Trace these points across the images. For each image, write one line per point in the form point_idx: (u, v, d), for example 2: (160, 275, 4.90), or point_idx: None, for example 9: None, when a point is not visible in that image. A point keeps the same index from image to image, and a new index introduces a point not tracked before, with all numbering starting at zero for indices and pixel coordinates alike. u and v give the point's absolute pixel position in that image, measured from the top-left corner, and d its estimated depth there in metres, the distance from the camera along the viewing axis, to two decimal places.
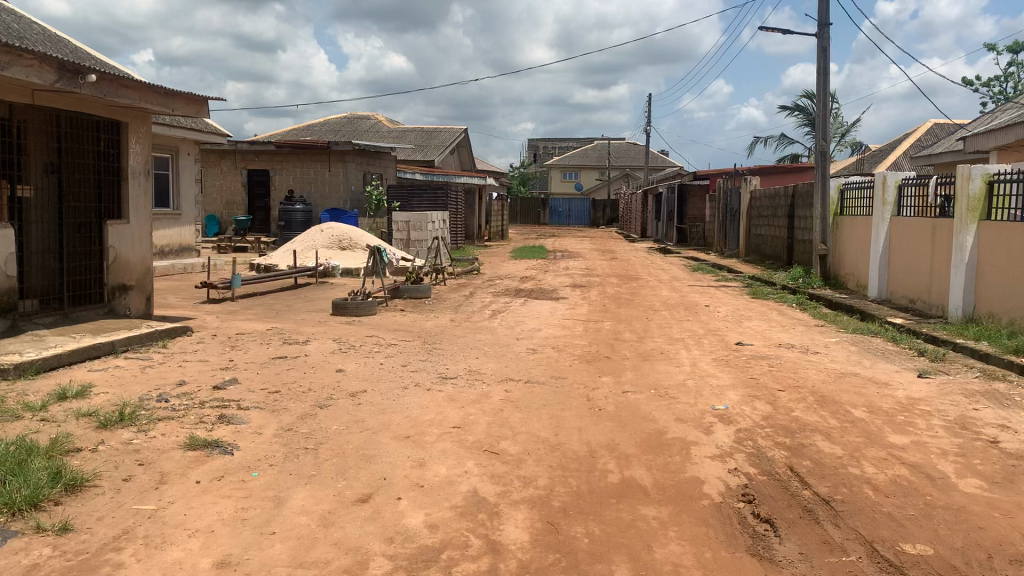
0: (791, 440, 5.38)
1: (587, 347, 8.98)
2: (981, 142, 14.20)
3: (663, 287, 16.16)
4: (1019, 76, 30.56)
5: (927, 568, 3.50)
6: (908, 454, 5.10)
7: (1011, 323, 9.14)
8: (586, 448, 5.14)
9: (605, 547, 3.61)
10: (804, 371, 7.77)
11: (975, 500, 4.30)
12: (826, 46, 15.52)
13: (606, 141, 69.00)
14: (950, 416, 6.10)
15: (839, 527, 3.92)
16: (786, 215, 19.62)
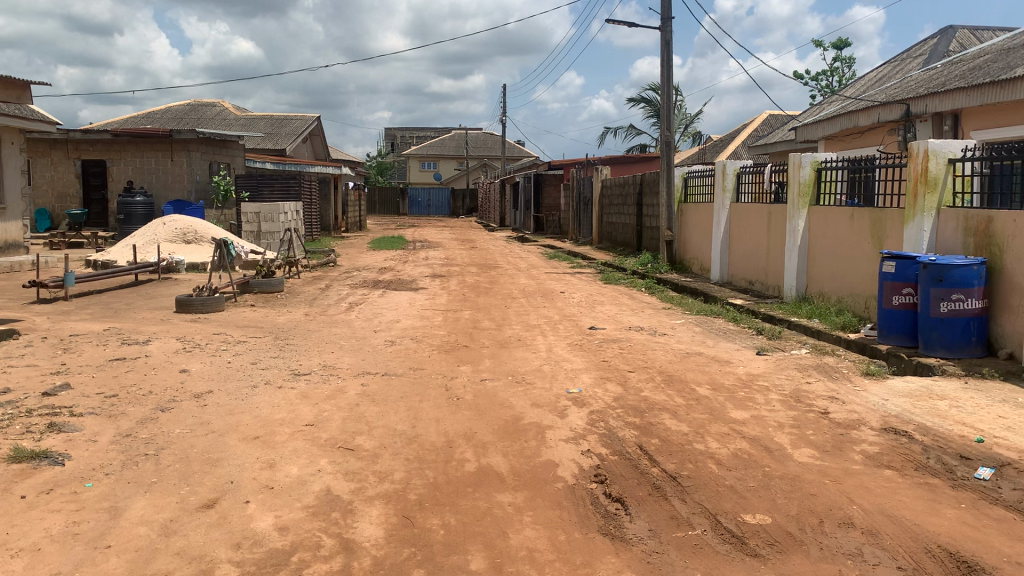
0: (641, 420, 5.56)
1: (445, 337, 8.96)
2: (811, 132, 15.14)
3: (520, 276, 16.36)
4: (843, 72, 32.70)
5: (765, 536, 3.68)
6: (748, 428, 5.37)
7: (839, 301, 9.79)
8: (443, 438, 5.11)
9: (460, 538, 3.59)
10: (652, 353, 8.05)
11: (808, 468, 4.58)
12: (669, 40, 16.10)
13: (462, 131, 69.04)
14: (785, 390, 6.48)
15: (685, 502, 4.07)
16: (635, 203, 20.27)
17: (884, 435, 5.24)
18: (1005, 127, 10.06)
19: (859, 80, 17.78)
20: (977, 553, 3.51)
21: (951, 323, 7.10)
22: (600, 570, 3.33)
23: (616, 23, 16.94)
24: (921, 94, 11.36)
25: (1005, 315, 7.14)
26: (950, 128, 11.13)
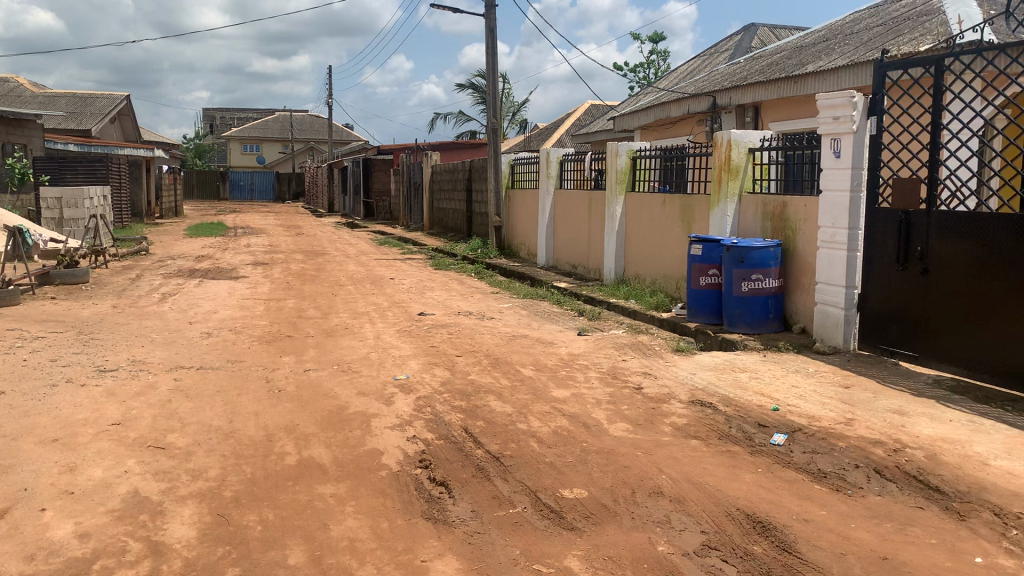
0: (466, 403, 5.62)
1: (267, 327, 8.68)
2: (628, 121, 15.78)
3: (349, 262, 16.08)
4: (659, 65, 34.23)
5: (582, 510, 3.82)
6: (569, 406, 5.55)
7: (654, 283, 10.30)
8: (263, 432, 4.96)
9: (278, 532, 3.50)
10: (479, 336, 8.15)
11: (623, 442, 4.80)
12: (494, 27, 16.27)
13: (287, 114, 66.82)
14: (603, 368, 6.75)
15: (507, 481, 4.16)
16: (464, 189, 20.39)
17: (692, 408, 5.57)
18: (798, 119, 10.89)
19: (672, 73, 18.69)
20: (770, 513, 3.81)
21: (752, 301, 7.65)
22: (421, 554, 3.35)
23: (441, 8, 16.90)
24: (726, 87, 12.10)
25: (798, 293, 7.77)
26: (752, 120, 11.93)
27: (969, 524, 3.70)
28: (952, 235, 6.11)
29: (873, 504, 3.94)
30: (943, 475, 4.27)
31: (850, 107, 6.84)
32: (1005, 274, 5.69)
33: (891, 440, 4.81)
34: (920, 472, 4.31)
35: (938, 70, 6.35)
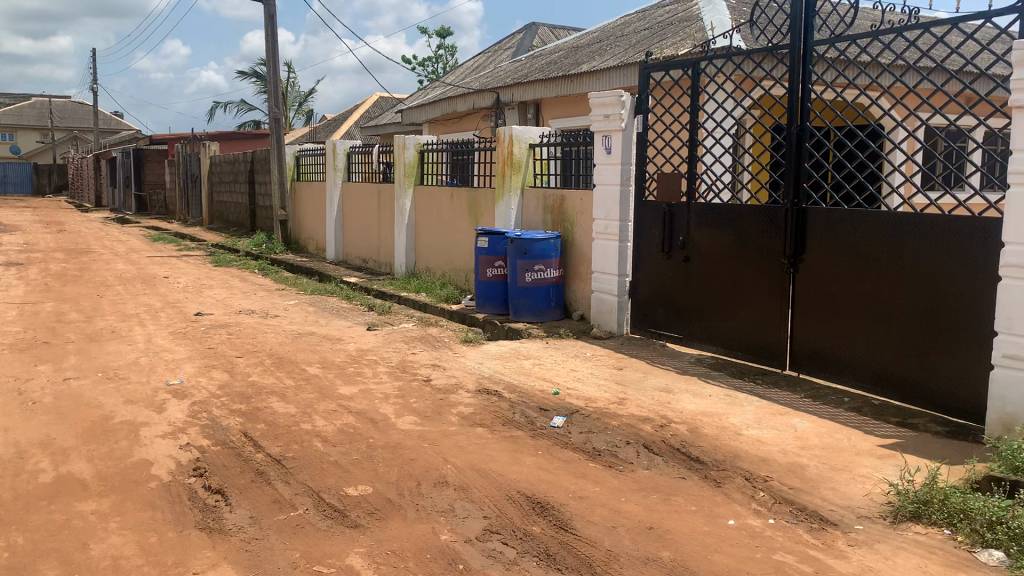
0: (246, 406, 5.40)
1: (20, 333, 7.89)
2: (416, 115, 15.79)
3: (118, 261, 14.94)
4: (446, 60, 34.53)
5: (366, 506, 3.80)
6: (355, 403, 5.49)
7: (443, 276, 10.40)
8: (13, 449, 4.50)
9: (29, 559, 3.20)
10: (262, 336, 7.86)
11: (409, 435, 4.81)
12: (274, 14, 15.71)
13: (44, 101, 60.97)
14: (391, 362, 6.74)
15: (289, 484, 4.04)
16: (247, 181, 19.55)
17: (478, 397, 5.69)
18: (576, 117, 11.37)
19: (458, 68, 18.91)
20: (548, 494, 3.96)
21: (535, 291, 7.92)
22: (194, 567, 3.19)
23: None
24: (509, 84, 12.42)
25: (577, 282, 8.15)
26: (533, 117, 12.33)
27: (723, 489, 4.04)
28: (709, 225, 6.64)
29: (642, 478, 4.21)
30: (703, 446, 4.63)
31: (618, 105, 7.21)
32: (753, 261, 6.26)
33: (659, 417, 5.16)
34: (683, 444, 4.65)
35: (694, 74, 6.86)
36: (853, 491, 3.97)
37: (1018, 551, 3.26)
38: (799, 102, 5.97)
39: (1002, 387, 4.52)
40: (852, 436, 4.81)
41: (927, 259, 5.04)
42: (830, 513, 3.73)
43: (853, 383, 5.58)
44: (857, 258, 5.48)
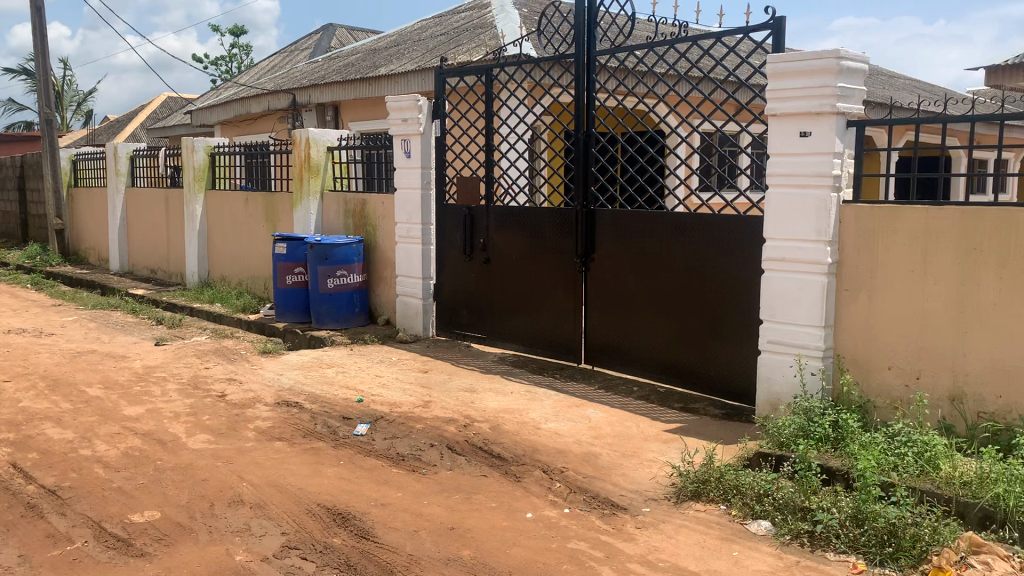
0: (14, 435, 4.93)
1: None
2: (207, 117, 15.05)
3: None
4: (241, 59, 33.16)
5: (153, 533, 3.58)
6: (141, 424, 5.16)
7: (239, 285, 9.99)
8: None
9: None
10: (34, 357, 7.20)
11: (202, 454, 4.59)
12: (41, 6, 14.45)
13: None
14: (183, 378, 6.39)
15: (64, 516, 3.74)
16: (15, 188, 17.85)
17: (277, 409, 5.51)
18: (376, 120, 11.28)
19: (252, 68, 18.21)
20: (348, 503, 3.91)
21: (337, 297, 7.79)
22: None
23: None
24: (304, 86, 12.12)
25: (380, 286, 8.10)
26: (332, 119, 12.10)
27: (522, 484, 4.16)
28: (505, 227, 6.80)
29: (444, 479, 4.25)
30: (503, 443, 4.74)
31: (415, 109, 7.23)
32: (548, 261, 6.49)
33: (461, 417, 5.23)
34: (485, 443, 4.74)
35: (488, 79, 7.01)
36: (641, 475, 4.21)
37: (782, 518, 3.59)
38: (585, 108, 6.25)
39: (769, 370, 4.96)
40: (642, 423, 5.09)
41: (700, 254, 5.43)
42: (620, 499, 3.93)
43: (642, 373, 5.91)
44: (640, 255, 5.81)
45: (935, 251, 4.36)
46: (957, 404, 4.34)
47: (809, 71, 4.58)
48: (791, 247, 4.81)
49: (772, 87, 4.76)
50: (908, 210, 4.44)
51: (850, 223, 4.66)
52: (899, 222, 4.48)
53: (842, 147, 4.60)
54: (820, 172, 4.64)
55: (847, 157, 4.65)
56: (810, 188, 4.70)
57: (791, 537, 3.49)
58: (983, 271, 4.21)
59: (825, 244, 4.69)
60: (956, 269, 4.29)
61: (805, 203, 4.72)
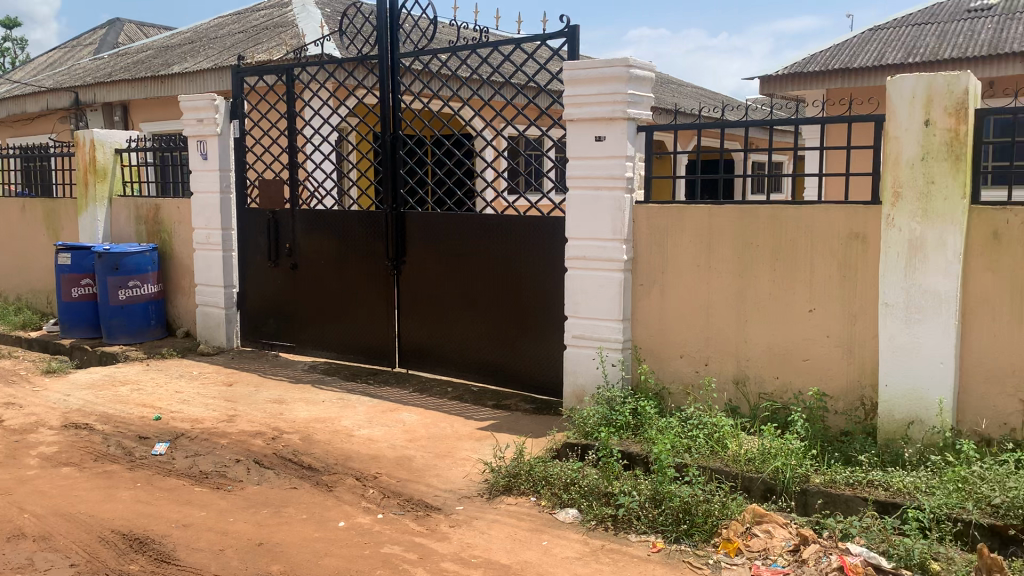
0: None
1: None
2: None
3: None
4: (14, 54, 30.34)
5: None
6: None
7: (17, 300, 9.13)
8: None
9: None
10: None
11: None
12: None
13: None
14: None
15: None
16: None
17: (64, 433, 5.10)
18: (171, 122, 10.69)
19: (27, 64, 16.71)
20: (145, 528, 3.68)
21: (130, 309, 7.31)
22: None
23: None
24: (87, 83, 11.27)
25: (179, 296, 7.69)
26: (121, 120, 11.32)
27: (334, 493, 4.08)
28: (313, 232, 6.65)
29: (251, 494, 4.10)
30: (314, 452, 4.64)
31: (212, 110, 6.92)
32: (357, 265, 6.41)
33: (269, 429, 5.06)
34: (295, 454, 4.62)
35: (289, 80, 6.81)
36: (454, 474, 4.25)
37: (588, 505, 3.75)
38: (391, 111, 6.22)
39: (573, 364, 5.16)
40: (455, 423, 5.14)
41: (507, 254, 5.55)
42: (433, 499, 3.96)
43: (454, 373, 5.96)
44: (449, 257, 5.87)
45: (718, 247, 4.70)
46: (741, 386, 4.71)
47: (600, 78, 4.81)
48: (590, 246, 5.03)
49: (568, 93, 4.96)
50: (693, 209, 4.77)
51: (643, 222, 4.93)
52: (686, 220, 4.80)
53: (633, 151, 4.87)
54: (613, 174, 4.89)
55: (638, 161, 4.94)
56: (605, 190, 4.94)
57: (596, 523, 3.65)
58: (758, 264, 4.59)
59: (621, 243, 4.94)
60: (736, 263, 4.66)
61: (602, 204, 4.95)
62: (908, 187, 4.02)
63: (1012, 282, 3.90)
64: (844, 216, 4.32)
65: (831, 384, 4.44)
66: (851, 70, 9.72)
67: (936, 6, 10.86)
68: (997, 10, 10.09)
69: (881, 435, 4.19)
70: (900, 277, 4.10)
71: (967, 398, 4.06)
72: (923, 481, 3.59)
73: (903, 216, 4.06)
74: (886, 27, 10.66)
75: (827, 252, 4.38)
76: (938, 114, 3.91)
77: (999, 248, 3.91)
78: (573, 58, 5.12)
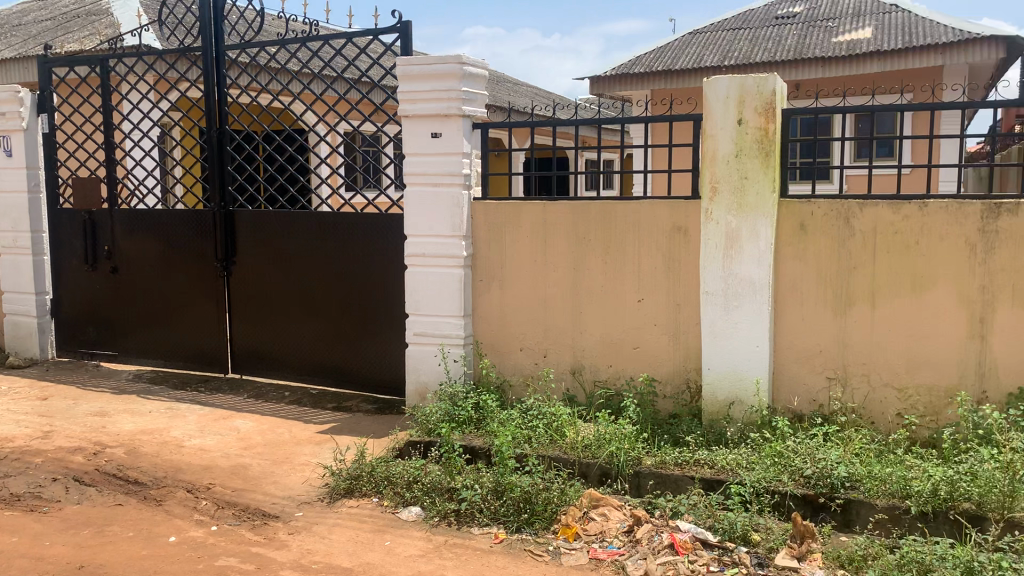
0: None
1: None
2: None
3: None
4: None
5: None
6: None
7: None
8: None
9: None
10: None
11: None
12: None
13: None
14: None
15: None
16: None
17: None
18: None
19: None
20: None
21: None
22: None
23: None
24: None
25: None
26: None
27: (163, 507, 3.87)
28: (134, 233, 6.27)
29: (70, 515, 3.82)
30: (141, 466, 4.38)
31: (15, 102, 6.38)
32: (185, 268, 6.10)
33: (90, 444, 4.74)
34: (119, 469, 4.34)
35: (104, 70, 6.38)
36: (293, 480, 4.14)
37: (430, 502, 3.75)
38: (216, 105, 5.94)
39: (415, 362, 5.08)
40: (293, 427, 5.00)
41: (345, 253, 5.45)
42: (271, 507, 3.83)
43: (292, 377, 5.79)
44: (283, 257, 5.70)
45: (552, 241, 4.82)
46: (577, 376, 4.85)
47: (435, 75, 4.78)
48: (429, 244, 4.97)
49: (401, 89, 4.87)
50: (528, 204, 4.85)
51: (480, 219, 4.97)
52: (521, 216, 4.87)
53: (469, 148, 4.89)
54: (451, 171, 4.86)
55: (474, 157, 4.96)
56: (443, 186, 4.91)
57: (439, 519, 3.65)
58: (591, 258, 4.74)
59: (460, 239, 4.93)
60: (570, 256, 4.79)
61: (440, 201, 4.91)
62: (725, 182, 4.27)
63: (817, 269, 4.23)
64: (668, 210, 4.52)
65: (660, 370, 4.65)
66: (674, 71, 10.21)
67: (748, 13, 11.59)
68: (800, 18, 10.89)
69: (706, 416, 4.44)
70: (718, 268, 4.35)
71: (781, 377, 4.37)
72: (744, 458, 3.83)
73: (721, 210, 4.30)
74: (704, 31, 11.26)
75: (654, 245, 4.58)
76: (750, 113, 4.18)
77: (805, 238, 4.23)
78: (407, 53, 5.07)
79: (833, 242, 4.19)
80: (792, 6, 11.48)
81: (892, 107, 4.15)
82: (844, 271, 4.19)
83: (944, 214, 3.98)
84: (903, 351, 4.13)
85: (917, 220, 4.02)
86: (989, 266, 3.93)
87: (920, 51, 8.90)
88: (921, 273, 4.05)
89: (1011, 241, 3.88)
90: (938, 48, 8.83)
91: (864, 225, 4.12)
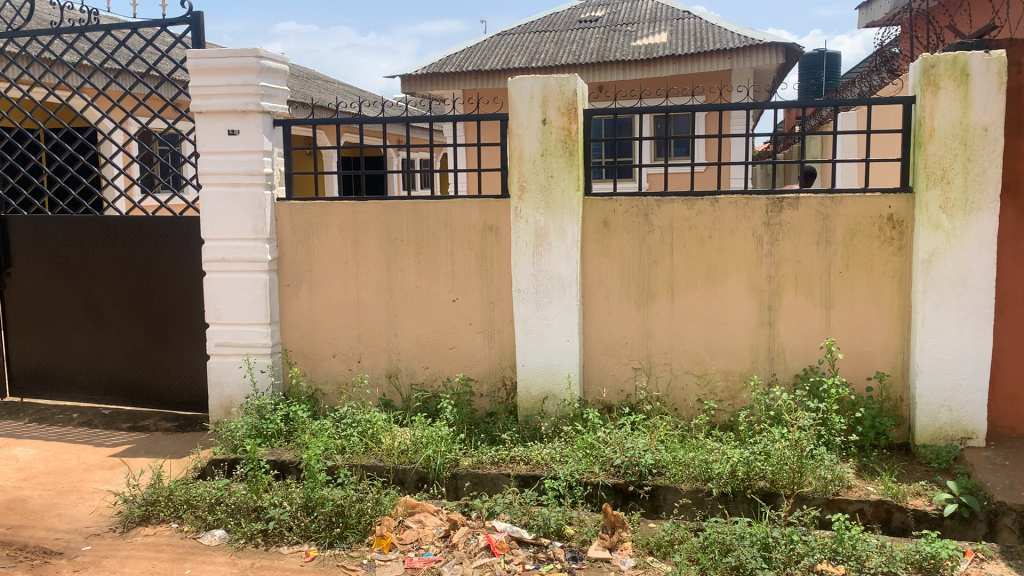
0: None
1: None
2: None
3: None
4: None
5: None
6: None
7: None
8: None
9: None
10: None
11: None
12: None
13: None
14: None
15: None
16: None
17: None
18: None
19: None
20: None
21: None
22: None
23: None
24: None
25: None
26: None
27: None
28: None
29: None
30: None
31: None
32: None
33: None
34: None
35: None
36: (80, 511, 3.77)
37: (235, 523, 3.54)
38: None
39: (219, 374, 4.77)
40: (82, 452, 4.57)
41: (133, 261, 5.05)
42: (54, 543, 3.46)
43: (81, 397, 5.29)
44: (66, 266, 5.19)
45: (362, 242, 4.68)
46: (393, 379, 4.75)
47: (231, 69, 4.50)
48: (230, 247, 4.68)
49: (192, 83, 4.54)
50: (336, 205, 4.69)
51: (284, 221, 4.74)
52: (329, 218, 4.70)
53: (270, 146, 4.65)
54: (252, 170, 4.60)
55: (276, 156, 4.74)
56: (243, 186, 4.64)
57: (245, 541, 3.45)
58: (402, 258, 4.64)
59: (263, 242, 4.68)
60: (381, 258, 4.67)
61: (240, 201, 4.64)
62: (532, 181, 4.30)
63: (621, 263, 4.36)
64: (477, 209, 4.50)
65: (475, 369, 4.64)
66: (483, 72, 10.30)
67: (553, 16, 11.88)
68: (601, 22, 11.30)
69: (521, 412, 4.47)
70: (528, 264, 4.37)
71: (591, 370, 4.48)
72: (558, 451, 3.88)
73: (529, 208, 4.33)
74: (512, 32, 11.43)
75: (465, 244, 4.55)
76: (553, 113, 4.24)
77: (609, 233, 4.35)
78: (199, 46, 4.74)
79: (635, 238, 4.32)
80: (594, 10, 11.89)
81: (685, 106, 4.31)
82: (646, 265, 4.33)
83: (734, 209, 4.20)
84: (701, 340, 4.33)
85: (709, 215, 4.22)
86: (774, 256, 4.19)
87: (709, 55, 9.44)
88: (715, 265, 4.26)
89: (792, 233, 4.15)
90: (726, 53, 9.38)
91: (662, 221, 4.28)
